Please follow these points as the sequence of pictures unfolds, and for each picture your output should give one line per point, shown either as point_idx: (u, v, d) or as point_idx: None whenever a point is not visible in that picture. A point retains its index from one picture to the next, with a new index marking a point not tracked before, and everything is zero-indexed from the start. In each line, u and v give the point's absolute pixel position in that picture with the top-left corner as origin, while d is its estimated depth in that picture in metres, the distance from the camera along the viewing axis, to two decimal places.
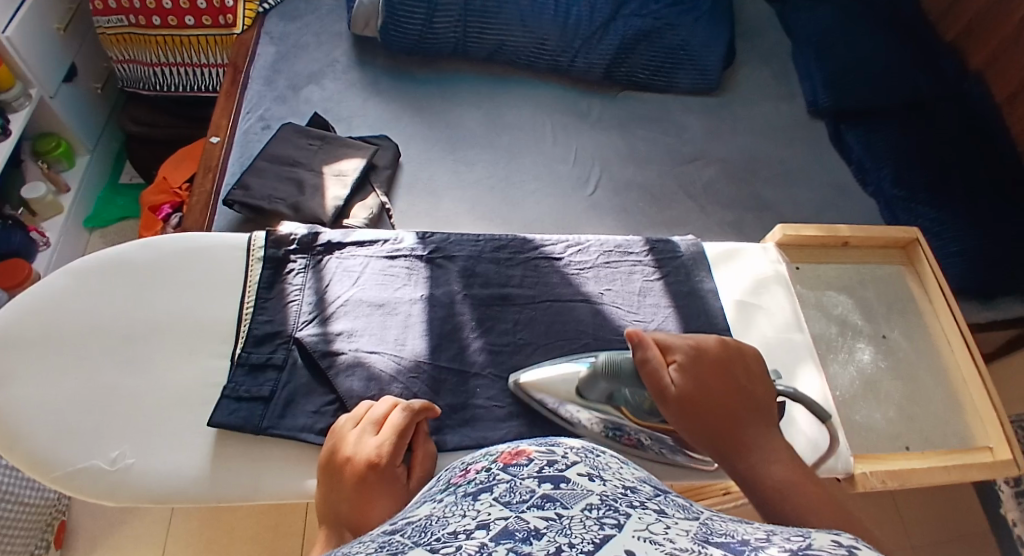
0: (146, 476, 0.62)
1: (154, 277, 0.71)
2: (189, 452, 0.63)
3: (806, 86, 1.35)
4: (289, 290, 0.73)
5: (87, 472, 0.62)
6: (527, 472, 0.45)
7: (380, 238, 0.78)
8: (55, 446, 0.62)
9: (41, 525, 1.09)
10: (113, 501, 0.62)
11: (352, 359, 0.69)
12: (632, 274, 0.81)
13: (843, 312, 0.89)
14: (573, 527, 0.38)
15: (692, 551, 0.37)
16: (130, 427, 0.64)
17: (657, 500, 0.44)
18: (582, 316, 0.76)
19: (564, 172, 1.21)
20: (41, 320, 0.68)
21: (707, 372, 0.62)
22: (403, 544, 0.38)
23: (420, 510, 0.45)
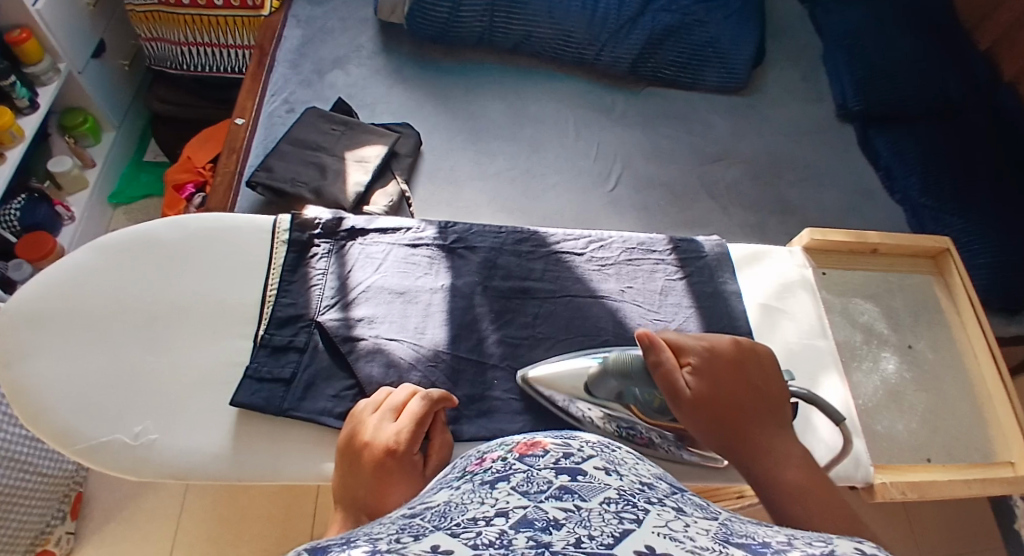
0: (167, 452, 0.62)
1: (179, 256, 0.72)
2: (209, 431, 0.64)
3: (836, 89, 1.33)
4: (312, 274, 0.73)
5: (110, 447, 0.62)
6: (545, 463, 0.45)
7: (404, 226, 0.78)
8: (79, 419, 0.63)
9: (58, 496, 1.10)
10: (134, 476, 0.62)
11: (372, 345, 0.69)
12: (655, 272, 0.81)
13: (869, 320, 0.88)
14: (592, 519, 0.38)
15: (712, 549, 0.37)
16: (153, 404, 0.64)
17: (674, 497, 0.44)
18: (602, 312, 0.76)
19: (587, 166, 1.20)
20: (70, 295, 0.68)
21: (721, 375, 0.61)
22: (421, 528, 0.38)
23: (437, 496, 0.45)
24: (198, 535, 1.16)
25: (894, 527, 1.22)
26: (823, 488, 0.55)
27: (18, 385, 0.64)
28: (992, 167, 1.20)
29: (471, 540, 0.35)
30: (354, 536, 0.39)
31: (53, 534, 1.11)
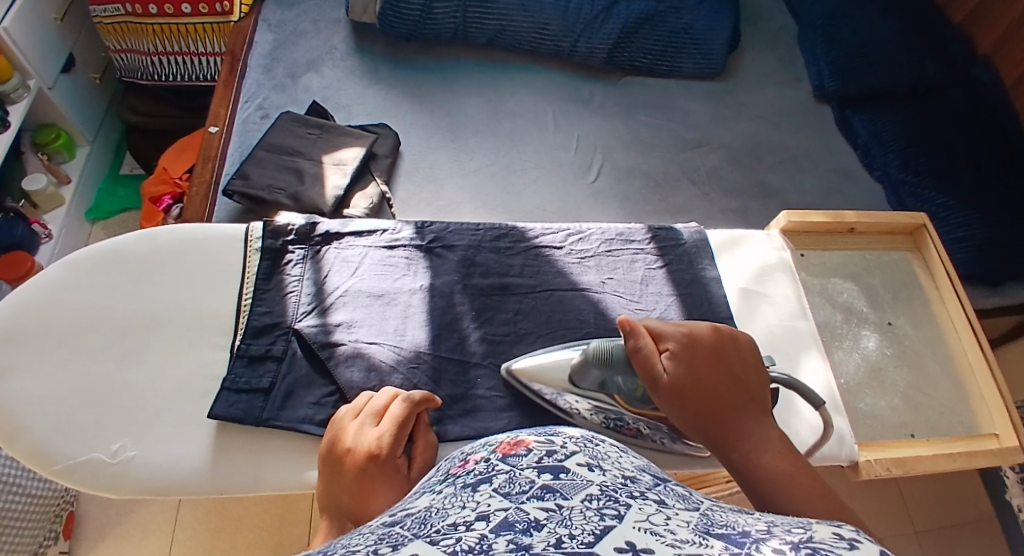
0: (148, 468, 0.62)
1: (151, 269, 0.71)
2: (190, 444, 0.63)
3: (811, 70, 1.34)
4: (288, 281, 0.72)
5: (88, 465, 0.61)
6: (526, 462, 0.44)
7: (379, 228, 0.77)
8: (55, 439, 0.62)
9: (49, 517, 1.09)
10: (114, 494, 0.61)
11: (352, 350, 0.68)
12: (634, 262, 0.80)
13: (849, 299, 0.88)
14: (573, 518, 0.37)
15: (693, 543, 0.37)
16: (130, 420, 0.63)
17: (657, 489, 0.44)
18: (583, 305, 0.76)
19: (566, 159, 1.20)
20: (40, 314, 0.67)
21: (700, 360, 0.61)
22: (402, 537, 0.37)
23: (419, 501, 0.45)
24: (193, 548, 1.15)
25: (885, 503, 1.23)
26: (801, 474, 0.54)
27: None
28: (967, 141, 1.20)
29: (450, 548, 0.35)
30: (334, 549, 0.38)
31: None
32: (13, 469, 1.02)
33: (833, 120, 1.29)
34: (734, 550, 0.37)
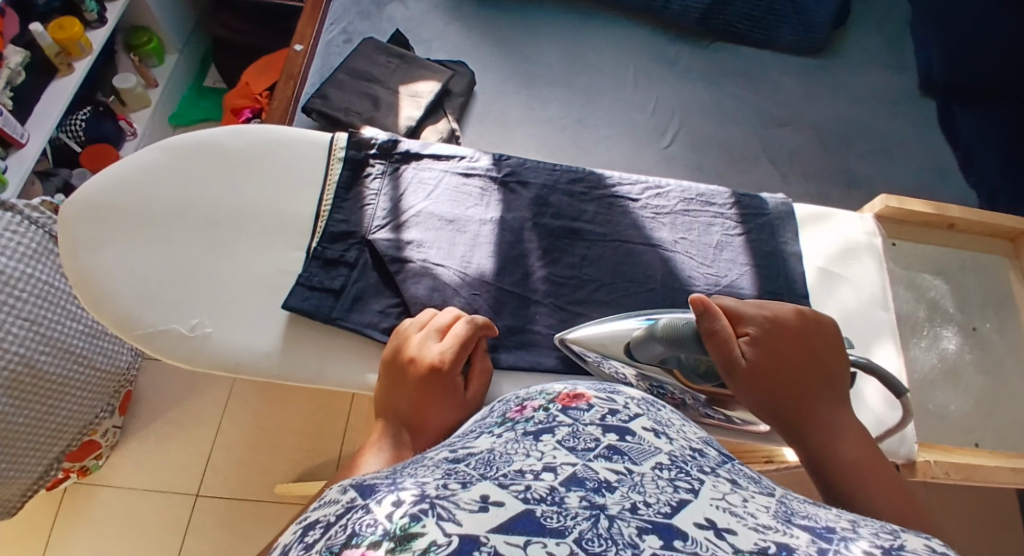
0: (222, 347, 0.65)
1: (240, 162, 0.73)
2: (264, 331, 0.66)
3: (919, 57, 1.27)
4: (366, 193, 0.73)
5: (167, 335, 0.65)
6: (589, 419, 0.48)
7: (458, 155, 0.78)
8: (138, 309, 0.65)
9: (109, 391, 1.17)
10: (189, 365, 0.65)
11: (420, 268, 0.69)
12: (711, 226, 0.79)
13: (936, 296, 0.87)
14: (646, 485, 0.41)
15: (777, 529, 0.40)
16: (210, 299, 0.66)
17: (727, 467, 0.47)
18: (652, 260, 0.75)
19: (640, 121, 1.17)
20: (132, 190, 0.70)
21: (779, 343, 0.61)
22: (469, 475, 0.41)
23: (481, 442, 0.48)
24: (239, 433, 1.28)
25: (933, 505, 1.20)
26: (879, 467, 0.55)
27: (84, 272, 0.66)
28: None
29: (522, 493, 0.39)
30: (401, 478, 0.42)
31: (101, 428, 1.18)
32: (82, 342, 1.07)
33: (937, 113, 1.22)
34: (819, 541, 0.40)
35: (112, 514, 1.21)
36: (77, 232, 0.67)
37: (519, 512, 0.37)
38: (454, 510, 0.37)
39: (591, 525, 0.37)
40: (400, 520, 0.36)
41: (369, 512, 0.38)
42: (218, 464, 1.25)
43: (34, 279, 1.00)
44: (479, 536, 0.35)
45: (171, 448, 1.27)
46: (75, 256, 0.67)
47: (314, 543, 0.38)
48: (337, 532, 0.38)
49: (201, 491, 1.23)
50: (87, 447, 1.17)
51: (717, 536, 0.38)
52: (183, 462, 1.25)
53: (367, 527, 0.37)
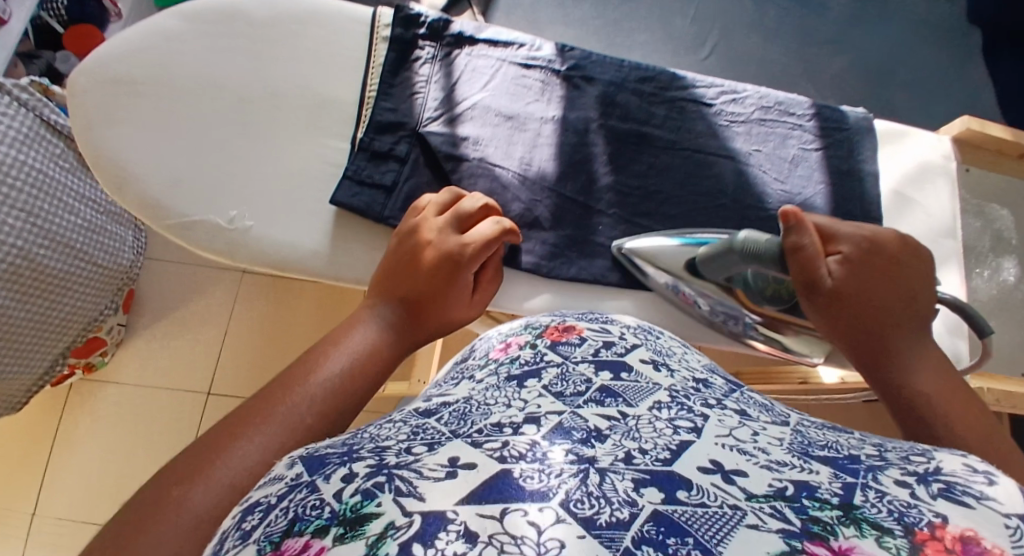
0: (261, 240, 0.63)
1: (274, 39, 0.67)
2: (308, 225, 0.64)
3: None
4: (416, 80, 0.68)
5: (205, 226, 0.63)
6: (579, 355, 0.52)
7: (516, 42, 0.71)
8: (168, 195, 0.63)
9: (111, 289, 1.12)
10: (229, 258, 0.63)
11: (477, 166, 0.66)
12: (789, 138, 0.72)
13: (1003, 226, 0.82)
14: (641, 430, 0.43)
15: (793, 466, 0.40)
16: (249, 190, 0.64)
17: (733, 397, 0.49)
18: (724, 173, 0.69)
19: (679, 27, 1.14)
20: (148, 64, 0.65)
21: (873, 266, 0.58)
22: (438, 434, 0.43)
23: (459, 389, 0.50)
24: (245, 336, 1.24)
25: None
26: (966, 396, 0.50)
27: (105, 150, 0.63)
28: None
29: (497, 452, 0.40)
30: (358, 445, 0.42)
31: (105, 325, 1.15)
32: (83, 237, 1.00)
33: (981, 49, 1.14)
34: (841, 475, 0.40)
35: (122, 409, 1.20)
36: (92, 107, 0.64)
37: (493, 474, 0.38)
38: (415, 481, 0.37)
39: (579, 483, 0.38)
40: (351, 498, 0.37)
41: (315, 491, 0.38)
42: (229, 363, 1.23)
43: (27, 167, 0.90)
44: (447, 511, 0.36)
45: (183, 342, 1.24)
46: (91, 133, 0.63)
47: (253, 530, 0.37)
48: (277, 516, 0.37)
49: (213, 389, 1.21)
50: (92, 343, 1.14)
51: (725, 480, 0.38)
52: (193, 359, 1.23)
53: (312, 511, 0.36)
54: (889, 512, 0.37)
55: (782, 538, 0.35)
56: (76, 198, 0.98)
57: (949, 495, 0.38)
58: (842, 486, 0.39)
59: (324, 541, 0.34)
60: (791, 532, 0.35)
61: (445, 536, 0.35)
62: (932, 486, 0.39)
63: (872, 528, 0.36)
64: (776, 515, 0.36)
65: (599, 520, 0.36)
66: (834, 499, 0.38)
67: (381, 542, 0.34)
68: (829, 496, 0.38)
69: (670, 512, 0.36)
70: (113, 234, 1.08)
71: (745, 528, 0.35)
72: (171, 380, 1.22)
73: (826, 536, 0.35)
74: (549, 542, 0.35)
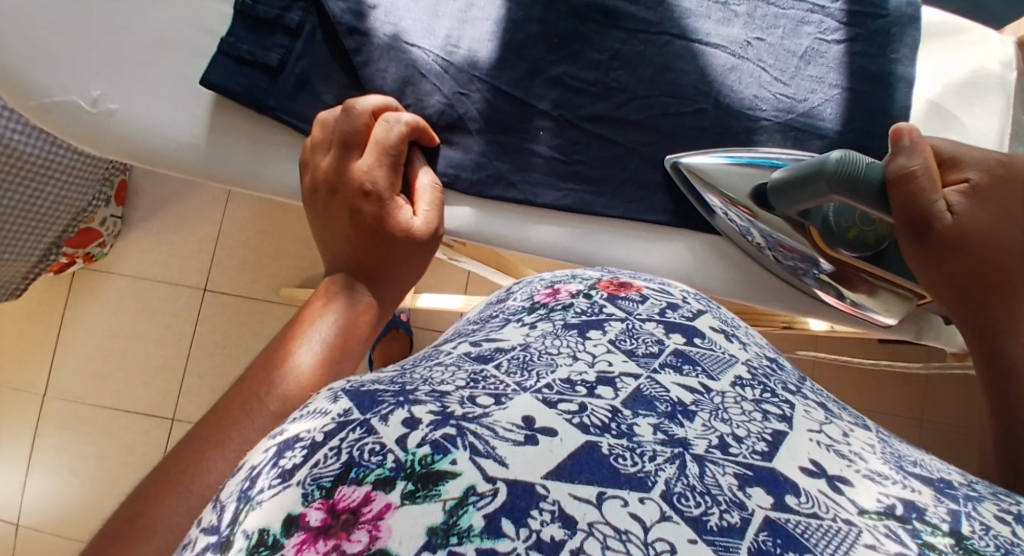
0: (127, 121, 0.71)
1: None
2: (178, 117, 0.72)
3: None
4: None
5: (65, 106, 0.69)
6: (643, 312, 0.48)
7: None
8: (40, 74, 0.68)
9: (99, 182, 1.20)
10: (98, 139, 0.71)
11: (387, 39, 0.74)
12: (801, 28, 0.78)
13: None
14: (730, 410, 0.39)
15: (896, 481, 0.37)
16: (100, 67, 0.70)
17: (809, 386, 0.45)
18: (674, 52, 0.76)
19: None
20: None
21: (1000, 204, 0.64)
22: (502, 384, 0.40)
23: (513, 333, 0.46)
24: (240, 232, 1.41)
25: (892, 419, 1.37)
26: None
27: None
28: None
29: (577, 418, 0.38)
30: (411, 386, 0.40)
31: (96, 216, 1.28)
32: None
33: None
34: (945, 500, 0.37)
35: (113, 297, 1.42)
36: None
37: (580, 447, 0.37)
38: (492, 442, 0.36)
39: (678, 472, 0.35)
40: (418, 449, 0.36)
41: (373, 434, 0.37)
42: (223, 259, 1.41)
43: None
44: (536, 485, 0.35)
45: (173, 239, 1.41)
46: None
47: (296, 470, 0.36)
48: (327, 457, 0.36)
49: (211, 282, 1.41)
50: (84, 234, 1.27)
51: (832, 488, 0.36)
52: (188, 255, 1.41)
53: (371, 457, 0.36)
54: (997, 546, 0.35)
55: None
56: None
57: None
58: (948, 512, 0.36)
59: (391, 496, 0.34)
60: None
61: (539, 516, 0.34)
62: None
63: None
64: (891, 536, 0.34)
65: (707, 523, 0.34)
66: (944, 525, 0.35)
67: (461, 509, 0.34)
68: (939, 521, 0.35)
69: (782, 521, 0.34)
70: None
71: (864, 548, 0.33)
72: (167, 274, 1.41)
73: None
74: (657, 543, 0.33)
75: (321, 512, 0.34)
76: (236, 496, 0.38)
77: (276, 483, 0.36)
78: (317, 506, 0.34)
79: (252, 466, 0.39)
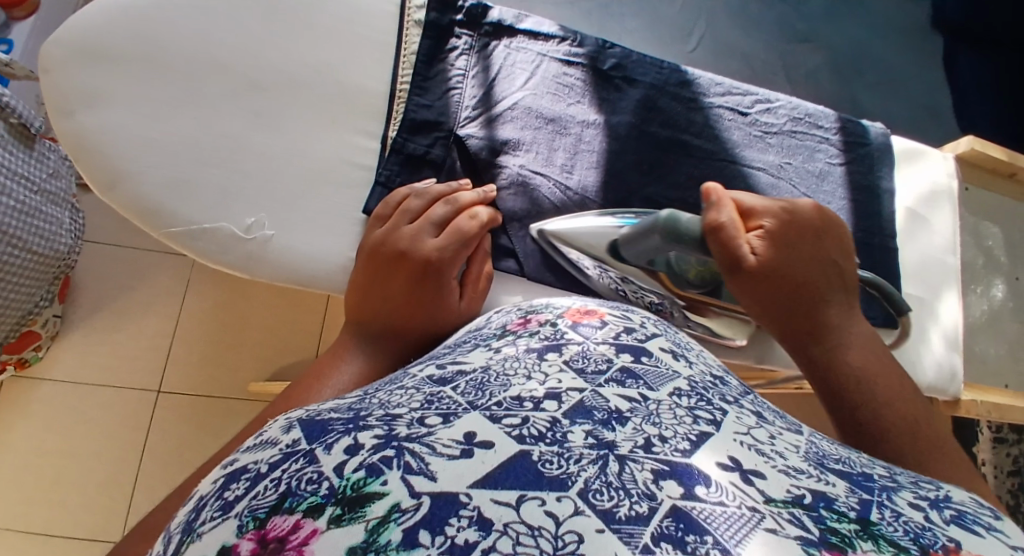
0: (280, 247, 0.80)
1: (286, 61, 0.83)
2: (331, 241, 0.82)
3: (885, 29, 1.46)
4: (450, 83, 0.89)
5: (220, 233, 0.78)
6: (600, 336, 0.50)
7: (554, 44, 0.93)
8: (171, 201, 0.77)
9: (48, 279, 1.15)
10: (250, 259, 0.80)
11: (518, 177, 0.87)
12: (820, 155, 0.97)
13: (994, 245, 1.12)
14: (661, 415, 0.41)
15: (811, 475, 0.39)
16: (257, 198, 0.79)
17: (748, 399, 0.47)
18: (732, 174, 0.93)
19: (670, 18, 1.40)
20: (145, 46, 0.78)
21: (789, 243, 0.75)
22: (454, 405, 0.41)
23: (477, 357, 0.48)
24: (196, 326, 1.41)
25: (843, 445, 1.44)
26: (880, 364, 0.67)
27: (82, 129, 0.76)
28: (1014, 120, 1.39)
29: (516, 430, 0.39)
30: (365, 413, 0.41)
31: (39, 318, 1.25)
32: (17, 222, 1.01)
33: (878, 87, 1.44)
34: (857, 491, 0.39)
35: (55, 404, 1.36)
36: (67, 84, 0.76)
37: (512, 457, 0.37)
38: (428, 459, 0.36)
39: (598, 472, 0.37)
40: (353, 474, 0.36)
41: (313, 463, 0.37)
42: (179, 358, 1.40)
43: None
44: (460, 494, 0.35)
45: (119, 337, 1.40)
46: (71, 115, 0.76)
47: (236, 502, 0.36)
48: (266, 488, 0.36)
49: (162, 385, 1.38)
50: (23, 336, 1.24)
51: (743, 480, 0.38)
52: (132, 358, 1.39)
53: (307, 486, 0.36)
54: (906, 531, 0.36)
55: (801, 545, 0.34)
56: (8, 175, 0.98)
57: (963, 522, 0.38)
58: (859, 502, 0.38)
59: (317, 522, 0.34)
60: (809, 540, 0.34)
61: (457, 522, 0.34)
62: (945, 512, 0.39)
63: (890, 546, 0.35)
64: (795, 521, 0.36)
65: (617, 514, 0.35)
66: (852, 513, 0.37)
67: (382, 526, 0.33)
68: (847, 510, 0.37)
69: (688, 509, 0.36)
70: (50, 217, 1.09)
71: (762, 531, 0.35)
72: (114, 376, 1.38)
73: (845, 548, 0.34)
74: (566, 535, 0.33)
75: (252, 542, 0.34)
76: (181, 528, 0.38)
77: (216, 517, 0.36)
78: (249, 536, 0.34)
79: (200, 497, 0.39)
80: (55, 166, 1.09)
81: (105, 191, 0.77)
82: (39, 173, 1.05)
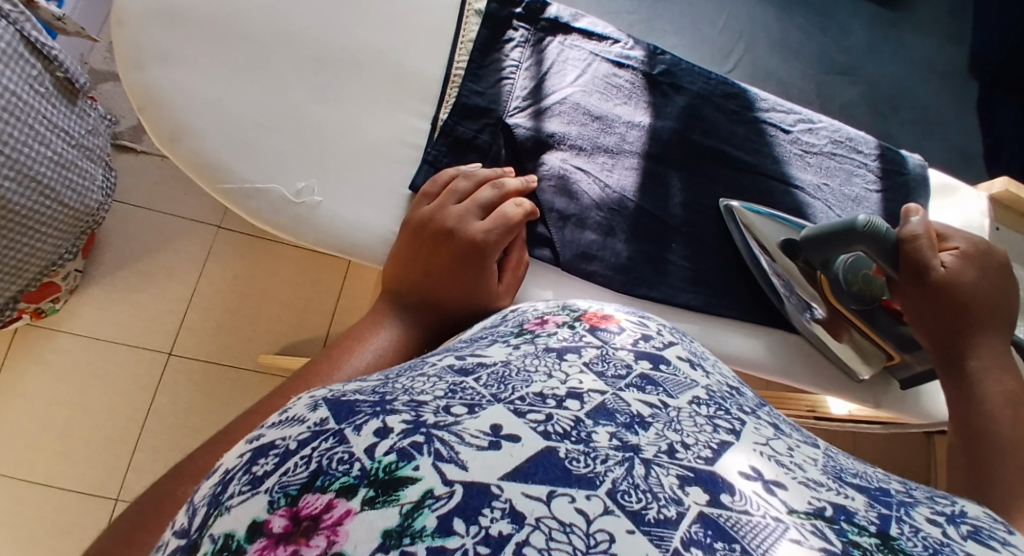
0: (326, 214, 0.79)
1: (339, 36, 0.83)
2: (374, 213, 0.81)
3: (924, 66, 1.46)
4: (504, 70, 0.88)
5: (269, 195, 0.78)
6: (620, 342, 0.49)
7: (609, 45, 0.93)
8: (230, 159, 0.78)
9: (75, 233, 1.17)
10: (294, 222, 0.79)
11: (561, 170, 0.86)
12: (861, 178, 0.97)
13: None
14: (683, 422, 0.41)
15: (830, 487, 0.39)
16: (312, 165, 0.79)
17: (764, 410, 0.47)
18: (770, 189, 0.93)
19: (711, 37, 1.41)
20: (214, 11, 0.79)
21: (980, 272, 0.78)
22: (478, 396, 0.40)
23: (495, 352, 0.48)
24: (215, 294, 1.42)
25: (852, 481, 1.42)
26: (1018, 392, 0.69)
27: (152, 84, 0.77)
28: None
29: (542, 427, 0.38)
30: (390, 397, 0.40)
31: (62, 270, 1.26)
32: (54, 174, 1.02)
33: (913, 123, 1.44)
34: (876, 504, 0.39)
35: (67, 358, 1.36)
36: (141, 40, 0.77)
37: (537, 453, 0.36)
38: (457, 448, 0.35)
39: (625, 473, 0.36)
40: (385, 457, 0.35)
41: (343, 443, 0.36)
42: (192, 325, 1.40)
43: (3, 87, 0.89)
44: (491, 486, 0.34)
45: (137, 297, 1.40)
46: (144, 68, 0.77)
47: (265, 478, 0.35)
48: (296, 465, 0.36)
49: (174, 350, 1.38)
50: (45, 287, 1.24)
51: (766, 489, 0.37)
52: (145, 322, 1.39)
53: (338, 466, 0.35)
54: (924, 545, 0.37)
55: None
56: (48, 127, 0.99)
57: (978, 538, 0.39)
58: (877, 516, 0.38)
59: (351, 503, 0.33)
60: (832, 550, 0.35)
61: (490, 513, 0.33)
62: (960, 527, 0.39)
63: None
64: (816, 532, 0.35)
65: (646, 516, 0.34)
66: (872, 526, 0.37)
67: (416, 511, 0.33)
68: (867, 523, 0.37)
69: (715, 516, 0.35)
70: (84, 172, 1.11)
71: (787, 541, 0.35)
72: (128, 335, 1.38)
73: None
74: (597, 534, 0.33)
75: (284, 519, 0.33)
76: (207, 501, 0.37)
77: (246, 492, 0.35)
78: (280, 514, 0.34)
79: (225, 471, 0.38)
80: (94, 124, 1.11)
81: (167, 144, 0.77)
82: (80, 129, 1.07)
